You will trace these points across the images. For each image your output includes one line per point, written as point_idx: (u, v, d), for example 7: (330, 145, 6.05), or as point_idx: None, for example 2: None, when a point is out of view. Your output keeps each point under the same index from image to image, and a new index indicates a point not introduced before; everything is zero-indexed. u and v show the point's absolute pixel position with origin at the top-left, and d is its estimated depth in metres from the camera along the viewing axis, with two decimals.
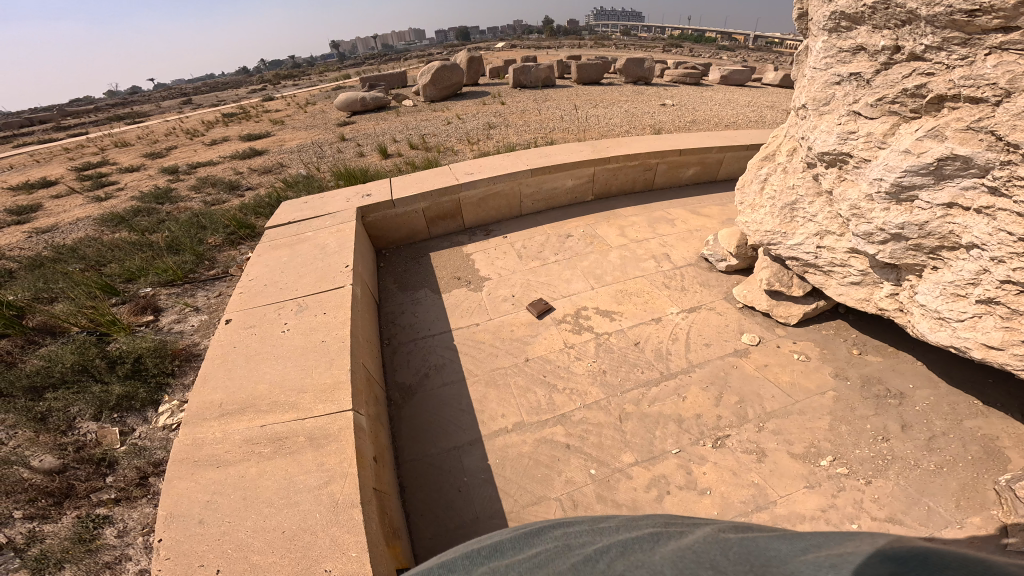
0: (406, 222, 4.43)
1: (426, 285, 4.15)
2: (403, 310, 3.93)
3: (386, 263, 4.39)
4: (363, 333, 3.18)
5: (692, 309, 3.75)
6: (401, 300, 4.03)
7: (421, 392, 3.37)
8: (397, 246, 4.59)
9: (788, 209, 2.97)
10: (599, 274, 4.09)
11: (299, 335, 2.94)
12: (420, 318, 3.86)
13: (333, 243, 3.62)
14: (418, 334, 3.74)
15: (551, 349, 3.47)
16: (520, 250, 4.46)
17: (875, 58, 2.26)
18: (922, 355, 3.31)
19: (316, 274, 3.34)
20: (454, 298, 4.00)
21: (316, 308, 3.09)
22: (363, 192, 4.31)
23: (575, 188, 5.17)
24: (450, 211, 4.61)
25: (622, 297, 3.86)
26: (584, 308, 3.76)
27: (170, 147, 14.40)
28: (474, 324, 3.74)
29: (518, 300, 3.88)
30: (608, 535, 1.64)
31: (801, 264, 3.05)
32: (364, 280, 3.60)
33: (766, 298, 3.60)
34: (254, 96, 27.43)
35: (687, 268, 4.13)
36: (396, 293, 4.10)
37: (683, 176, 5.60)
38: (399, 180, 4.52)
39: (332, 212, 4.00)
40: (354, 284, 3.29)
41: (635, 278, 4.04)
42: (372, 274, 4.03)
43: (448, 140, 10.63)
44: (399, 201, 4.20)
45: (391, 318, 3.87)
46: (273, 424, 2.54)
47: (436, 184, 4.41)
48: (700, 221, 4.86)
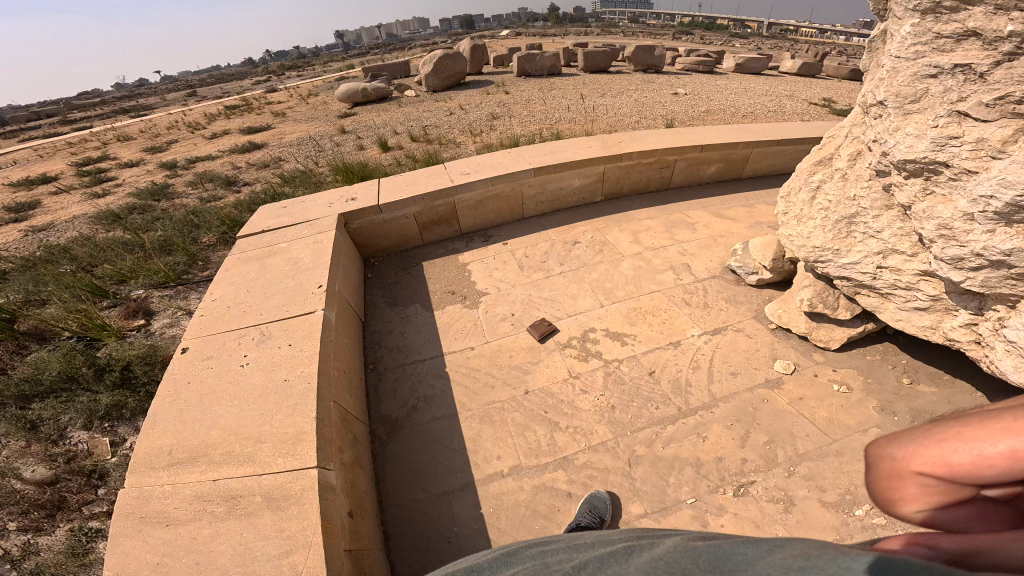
0: (397, 229, 4.01)
1: (416, 300, 3.74)
2: (389, 331, 3.53)
3: (373, 275, 3.97)
4: (336, 364, 2.78)
5: (717, 331, 3.27)
6: (388, 318, 3.62)
7: (408, 427, 2.99)
8: (386, 255, 4.18)
9: (844, 222, 2.42)
10: (609, 288, 3.62)
11: (259, 372, 2.59)
12: (409, 340, 3.46)
13: (307, 256, 3.22)
14: (406, 360, 3.34)
15: (554, 380, 3.03)
16: (521, 258, 4.02)
17: (994, 46, 1.66)
18: (985, 385, 2.80)
19: (285, 294, 2.95)
20: (445, 315, 3.59)
21: (281, 338, 2.71)
22: (345, 197, 3.89)
23: (583, 188, 4.70)
24: (444, 216, 4.16)
25: (635, 315, 3.39)
26: (592, 330, 3.30)
27: (170, 141, 14.11)
28: (469, 349, 3.32)
29: (519, 321, 3.43)
30: (582, 550, 1.36)
31: (853, 285, 2.58)
32: (343, 300, 3.20)
33: (805, 320, 3.10)
34: (256, 88, 27.10)
35: (710, 281, 3.65)
36: (383, 309, 3.69)
37: (703, 174, 5.07)
38: (387, 182, 4.08)
39: (310, 219, 3.59)
40: (327, 308, 2.89)
41: (651, 293, 3.56)
42: (357, 290, 3.63)
43: (450, 132, 10.11)
44: (385, 206, 3.76)
45: (376, 340, 3.48)
46: (227, 479, 2.18)
47: (426, 186, 3.96)
48: (724, 226, 4.35)
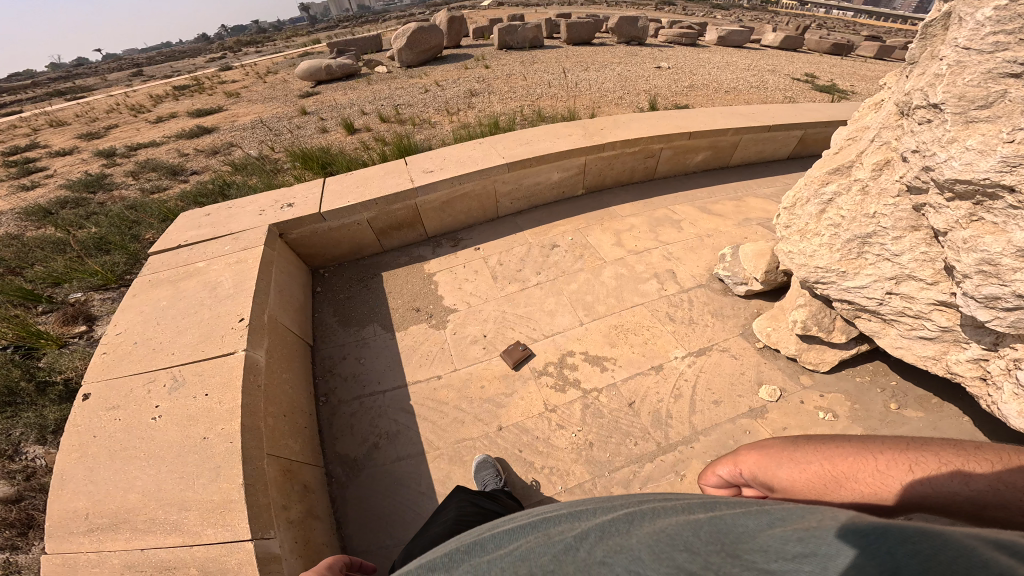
0: (349, 236, 3.54)
1: (373, 318, 3.33)
2: (343, 357, 3.12)
3: (325, 291, 3.51)
4: (269, 409, 2.36)
5: (701, 351, 3.00)
6: (342, 341, 3.21)
7: (369, 468, 2.63)
8: (339, 266, 3.72)
9: (856, 242, 2.07)
10: (586, 301, 3.27)
11: (171, 426, 2.15)
12: (366, 369, 3.05)
13: (228, 279, 2.75)
14: (364, 390, 2.95)
15: (528, 414, 2.71)
16: (491, 266, 3.62)
17: None
18: (972, 408, 2.62)
19: (205, 327, 2.51)
20: (403, 337, 3.19)
21: (195, 387, 2.27)
22: (280, 203, 3.37)
23: (562, 181, 4.27)
24: (401, 222, 3.69)
25: (614, 333, 3.07)
26: (570, 353, 2.97)
27: (111, 125, 12.70)
28: (434, 377, 2.95)
29: (491, 343, 3.06)
30: (587, 515, 1.30)
31: (854, 308, 2.34)
32: (278, 329, 2.76)
33: (795, 340, 2.84)
34: (213, 66, 25.00)
35: (695, 291, 3.33)
36: (335, 330, 3.27)
37: (689, 163, 4.66)
38: (331, 184, 3.57)
39: (236, 232, 3.08)
40: (253, 347, 2.45)
41: (633, 307, 3.23)
42: (302, 310, 3.18)
43: (424, 111, 9.31)
44: (328, 214, 3.26)
45: (327, 368, 3.07)
46: (156, 549, 1.83)
47: (376, 188, 3.46)
48: (712, 222, 3.98)
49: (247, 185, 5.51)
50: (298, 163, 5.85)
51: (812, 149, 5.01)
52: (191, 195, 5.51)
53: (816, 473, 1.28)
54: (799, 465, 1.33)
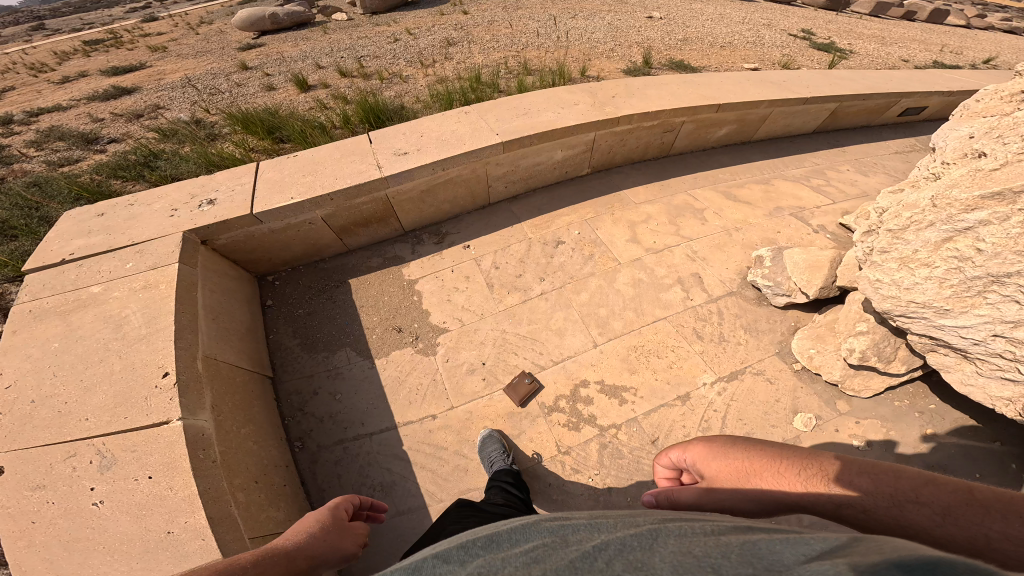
0: (298, 235, 2.90)
1: (347, 341, 2.78)
2: (314, 392, 2.58)
3: (281, 308, 2.92)
4: (234, 484, 1.86)
5: (737, 374, 2.58)
6: (312, 371, 2.66)
7: (367, 525, 2.17)
8: (291, 272, 3.12)
9: (985, 281, 1.61)
10: (597, 314, 2.77)
11: (123, 515, 1.63)
12: (345, 406, 2.53)
13: (135, 312, 2.12)
14: (346, 433, 2.44)
15: (534, 461, 2.28)
16: (483, 269, 3.05)
17: None
18: (1008, 430, 2.26)
19: (120, 380, 1.90)
20: (385, 366, 2.65)
21: (133, 466, 1.72)
22: (199, 197, 2.68)
23: (565, 161, 3.61)
24: (368, 217, 3.07)
25: (632, 355, 2.61)
26: (584, 383, 2.50)
27: (13, 83, 10.61)
28: (420, 415, 2.46)
29: (491, 374, 2.55)
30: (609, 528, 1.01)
31: (929, 343, 1.95)
32: (220, 375, 2.17)
33: (841, 364, 2.44)
34: (142, 9, 21.58)
35: (725, 301, 2.88)
36: (300, 356, 2.72)
37: (710, 138, 4.04)
38: (265, 171, 2.86)
39: (140, 242, 2.40)
40: (194, 413, 1.88)
41: (653, 322, 2.75)
42: (253, 339, 2.60)
43: (393, 64, 8.07)
44: (263, 215, 2.59)
45: (298, 406, 2.54)
46: None
47: (329, 178, 2.78)
48: (738, 212, 3.44)
49: (178, 155, 4.57)
50: (238, 128, 4.87)
51: (841, 123, 4.42)
52: (107, 168, 4.48)
53: (737, 467, 1.34)
54: (724, 458, 1.39)
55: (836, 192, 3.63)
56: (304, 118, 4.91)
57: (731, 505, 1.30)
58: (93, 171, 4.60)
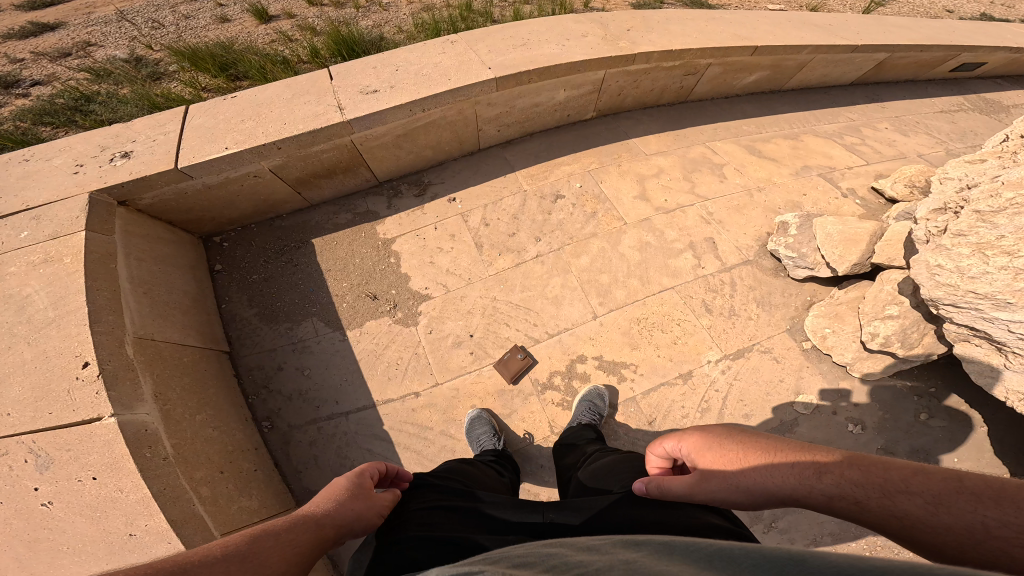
0: (248, 187, 2.50)
1: (313, 310, 2.48)
2: (279, 368, 2.34)
3: (233, 275, 2.60)
4: (193, 478, 1.69)
5: (750, 349, 2.32)
6: (275, 345, 2.40)
7: None
8: (242, 233, 2.75)
9: None
10: (598, 282, 2.46)
11: (78, 519, 1.48)
12: (315, 383, 2.29)
13: (36, 289, 1.78)
14: (318, 412, 2.23)
15: (520, 443, 2.09)
16: (470, 227, 2.67)
17: None
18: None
19: (35, 371, 1.62)
20: (359, 338, 2.38)
21: (75, 467, 1.52)
22: (112, 149, 2.26)
23: (567, 103, 3.10)
24: (332, 166, 2.65)
25: (635, 329, 2.34)
26: (581, 358, 2.25)
27: None
28: (394, 391, 2.22)
29: (479, 348, 2.27)
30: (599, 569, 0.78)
31: (964, 331, 1.73)
32: (163, 359, 1.91)
33: (856, 345, 2.18)
34: None
35: (741, 269, 2.57)
36: (259, 329, 2.44)
37: (737, 85, 3.53)
38: (195, 117, 2.41)
39: (34, 208, 2.00)
40: (132, 407, 1.64)
41: (660, 292, 2.45)
42: (200, 313, 2.32)
43: None
44: (192, 170, 2.21)
45: (262, 382, 2.32)
46: None
47: (275, 124, 2.35)
48: (761, 169, 3.04)
49: (114, 96, 3.82)
50: (184, 65, 4.08)
51: (885, 76, 3.92)
52: (29, 113, 3.70)
53: (728, 454, 1.07)
54: (712, 444, 1.11)
55: (871, 151, 3.25)
56: (262, 52, 4.19)
57: (721, 499, 1.05)
58: (11, 117, 3.83)
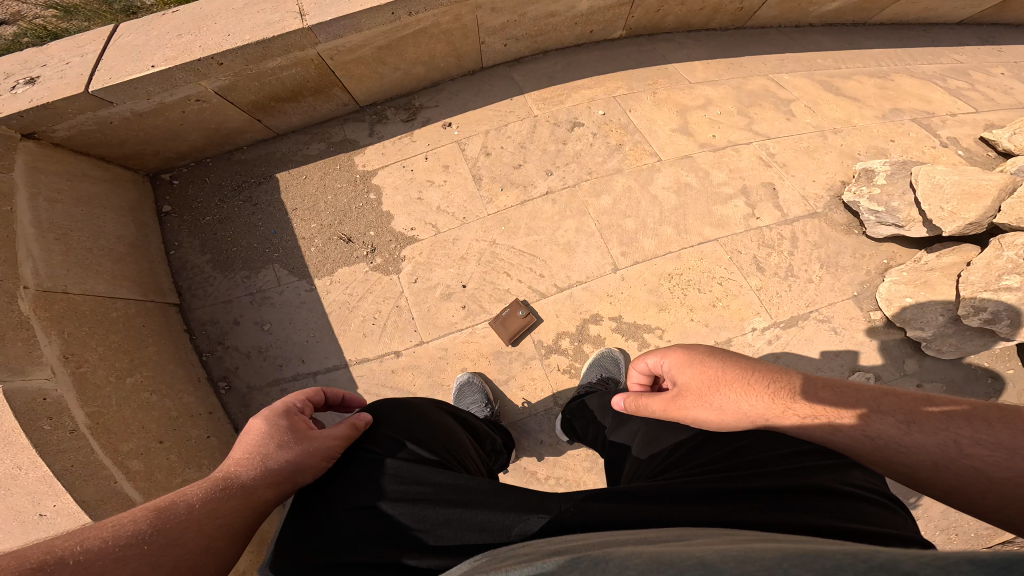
0: (194, 112, 2.03)
1: (275, 256, 2.09)
2: (235, 322, 1.99)
3: (183, 216, 2.19)
4: (114, 452, 1.38)
5: (807, 315, 1.88)
6: (230, 296, 2.03)
7: None
8: (195, 169, 2.30)
9: None
10: (622, 228, 2.00)
11: None
12: (277, 339, 1.95)
13: None
14: (281, 372, 1.90)
15: (517, 415, 1.76)
16: (466, 156, 2.19)
17: None
18: None
19: None
20: (330, 288, 2.00)
21: None
22: (17, 77, 1.77)
23: (598, 12, 2.48)
24: (297, 88, 2.16)
25: (665, 286, 1.91)
26: (597, 317, 1.85)
27: None
28: (371, 349, 1.87)
29: (474, 304, 1.87)
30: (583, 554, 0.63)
31: None
32: (80, 314, 1.56)
33: (942, 319, 1.71)
34: None
35: (800, 221, 2.08)
36: (212, 277, 2.07)
37: (815, 11, 2.85)
38: (123, 35, 1.86)
39: None
40: (24, 375, 1.31)
41: (699, 245, 2.00)
42: (140, 262, 1.94)
43: None
44: (110, 94, 1.76)
45: (217, 338, 1.98)
46: None
47: (216, 36, 1.82)
48: (839, 109, 2.46)
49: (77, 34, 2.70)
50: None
51: (1003, 14, 3.19)
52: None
53: (710, 377, 0.94)
54: (693, 365, 0.98)
55: (982, 99, 2.62)
56: None
57: (696, 422, 0.94)
58: None
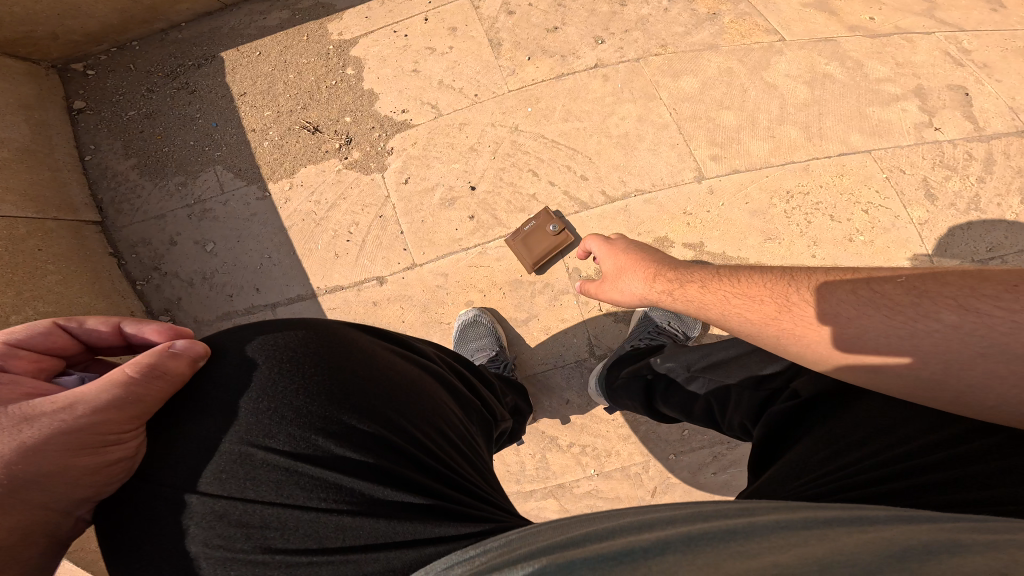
0: None
1: (216, 155, 1.57)
2: (171, 242, 1.52)
3: (101, 112, 1.63)
4: None
5: (986, 260, 1.30)
6: (163, 210, 1.55)
7: None
8: (118, 57, 1.68)
9: None
10: (714, 122, 1.42)
11: None
12: (224, 262, 1.48)
13: None
14: (229, 303, 1.45)
15: (538, 367, 1.34)
16: (481, 13, 1.54)
17: None
18: None
19: None
20: (289, 195, 1.50)
21: None
22: None
23: None
24: None
25: (780, 208, 1.36)
26: (665, 240, 1.34)
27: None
28: (349, 270, 1.41)
29: (491, 220, 1.37)
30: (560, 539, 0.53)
31: None
32: None
33: None
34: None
35: (983, 129, 1.41)
36: (142, 185, 1.57)
37: None
38: None
39: None
40: None
41: (821, 149, 1.40)
42: (34, 169, 1.44)
43: None
44: None
45: (152, 264, 1.52)
46: None
47: None
48: None
49: None
50: None
51: None
52: None
53: (616, 265, 0.96)
54: (606, 254, 0.99)
55: None
56: None
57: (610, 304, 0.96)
58: None
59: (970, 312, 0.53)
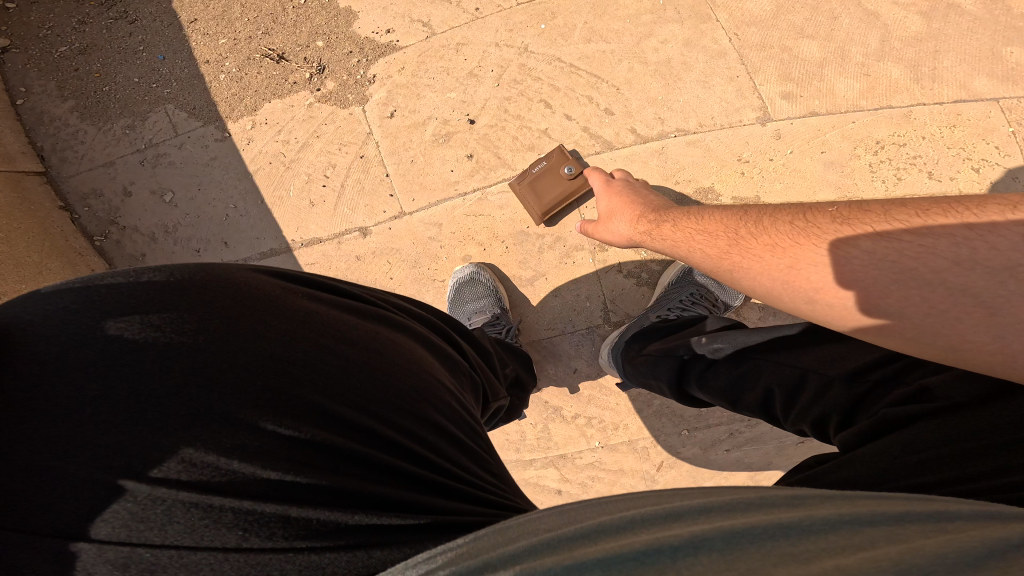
0: None
1: (165, 93, 1.33)
2: (126, 192, 1.32)
3: (29, 51, 1.36)
4: None
5: None
6: (111, 156, 1.34)
7: None
8: None
9: None
10: (790, 53, 1.18)
11: None
12: (187, 214, 1.29)
13: None
14: (191, 255, 1.27)
15: (543, 332, 1.19)
16: None
17: None
18: None
19: None
20: (251, 134, 1.29)
21: None
22: None
23: None
24: None
25: (865, 160, 1.15)
26: (713, 192, 1.14)
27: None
28: (325, 219, 1.22)
29: (500, 163, 1.17)
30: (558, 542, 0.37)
31: None
32: None
33: None
34: None
35: None
36: (87, 130, 1.34)
37: None
38: None
39: None
40: None
41: (928, 92, 1.17)
42: None
43: None
44: None
45: (108, 218, 1.32)
46: None
47: None
48: None
49: None
50: None
51: None
52: None
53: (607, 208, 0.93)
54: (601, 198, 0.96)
55: None
56: None
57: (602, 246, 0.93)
58: None
59: (883, 240, 0.53)
